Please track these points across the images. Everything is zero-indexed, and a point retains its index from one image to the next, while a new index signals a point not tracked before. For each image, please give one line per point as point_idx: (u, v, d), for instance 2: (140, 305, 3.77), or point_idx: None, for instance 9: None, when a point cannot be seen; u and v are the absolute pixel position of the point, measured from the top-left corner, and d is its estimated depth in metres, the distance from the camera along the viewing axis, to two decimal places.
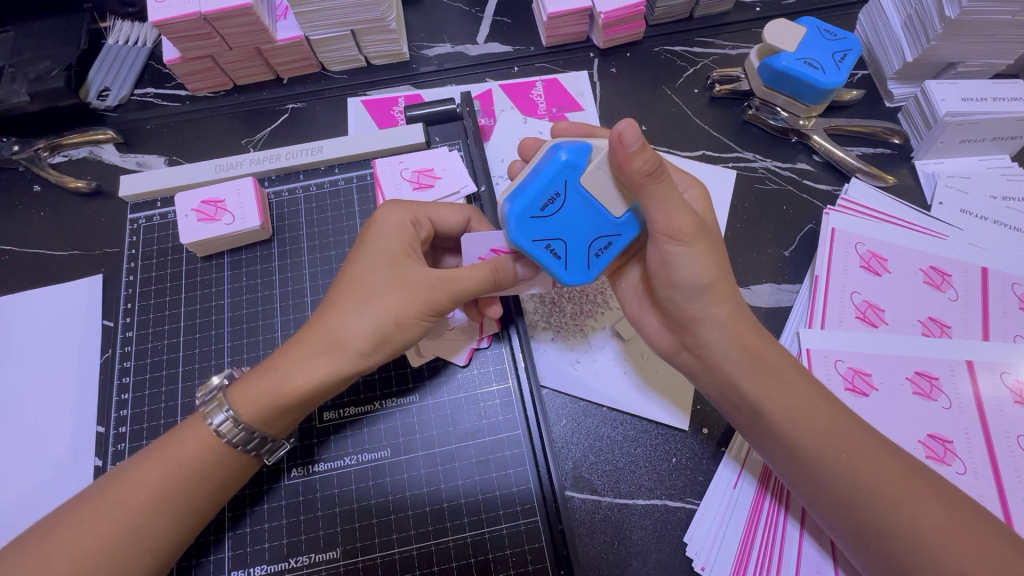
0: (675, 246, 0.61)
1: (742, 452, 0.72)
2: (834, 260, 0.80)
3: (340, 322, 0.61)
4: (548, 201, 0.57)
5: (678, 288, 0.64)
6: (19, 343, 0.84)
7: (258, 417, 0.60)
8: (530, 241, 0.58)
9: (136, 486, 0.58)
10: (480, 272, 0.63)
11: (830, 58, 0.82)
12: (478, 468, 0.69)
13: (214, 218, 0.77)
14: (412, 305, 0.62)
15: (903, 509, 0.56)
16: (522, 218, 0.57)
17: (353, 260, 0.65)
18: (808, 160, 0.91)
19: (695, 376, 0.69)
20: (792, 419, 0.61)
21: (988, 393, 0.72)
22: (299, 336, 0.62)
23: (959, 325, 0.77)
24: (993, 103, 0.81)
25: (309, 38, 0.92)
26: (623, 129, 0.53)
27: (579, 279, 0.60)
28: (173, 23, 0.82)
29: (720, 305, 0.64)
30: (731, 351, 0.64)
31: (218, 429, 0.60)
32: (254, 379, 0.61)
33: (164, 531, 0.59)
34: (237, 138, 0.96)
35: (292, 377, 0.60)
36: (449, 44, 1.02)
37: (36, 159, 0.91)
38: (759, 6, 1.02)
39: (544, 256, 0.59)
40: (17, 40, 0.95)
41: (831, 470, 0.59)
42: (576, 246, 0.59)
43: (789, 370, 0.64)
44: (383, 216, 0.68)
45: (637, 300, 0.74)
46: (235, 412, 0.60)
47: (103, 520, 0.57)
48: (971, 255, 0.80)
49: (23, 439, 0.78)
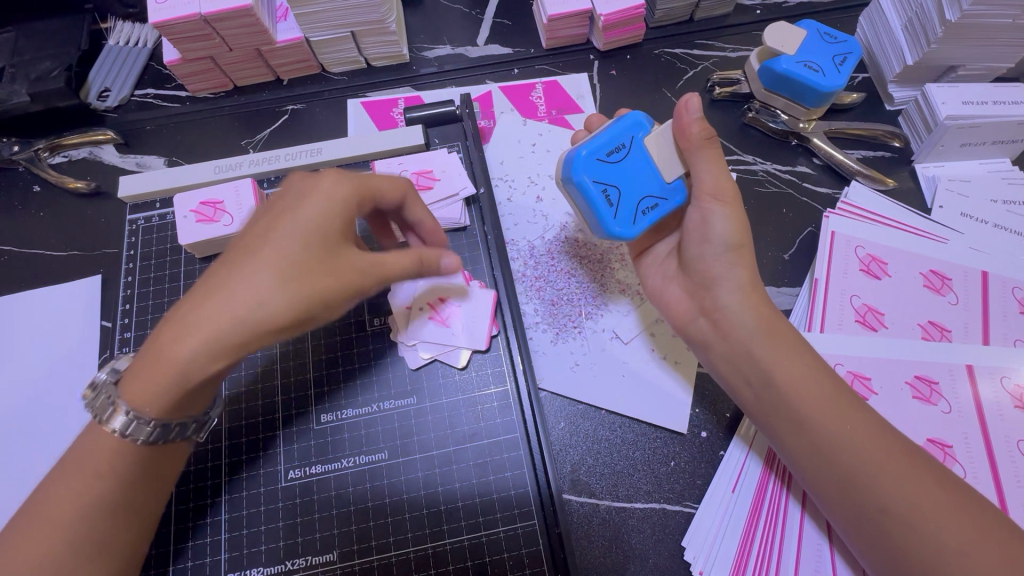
0: (715, 207, 0.66)
1: (750, 434, 0.72)
2: (833, 263, 0.80)
3: (232, 301, 0.52)
4: (615, 150, 0.66)
5: (711, 246, 0.68)
6: (16, 344, 0.83)
7: (146, 401, 0.54)
8: (591, 181, 0.65)
9: (59, 497, 0.55)
10: (406, 258, 0.61)
11: (830, 60, 0.82)
12: (476, 471, 0.69)
13: (213, 219, 0.77)
14: (330, 286, 0.55)
15: (906, 490, 0.57)
16: (588, 160, 0.65)
17: (248, 230, 0.57)
18: (808, 163, 0.91)
19: (709, 346, 0.70)
20: (802, 395, 0.62)
21: (989, 398, 0.72)
22: (182, 309, 0.54)
23: (960, 329, 0.76)
24: (993, 107, 0.81)
25: (309, 40, 0.92)
26: (690, 98, 0.63)
27: (624, 229, 0.66)
28: (173, 25, 0.82)
29: (744, 269, 0.68)
30: (749, 317, 0.67)
31: (122, 431, 0.56)
32: (141, 372, 0.54)
33: (95, 533, 0.55)
34: (237, 139, 0.96)
35: (180, 365, 0.53)
36: (450, 46, 1.02)
37: (35, 160, 0.92)
38: (760, 9, 1.01)
39: (599, 199, 0.66)
40: (18, 42, 0.95)
41: (838, 447, 0.60)
42: (629, 196, 0.67)
43: (800, 349, 0.65)
44: (296, 180, 0.60)
45: (661, 273, 0.76)
46: (128, 407, 0.55)
47: (47, 527, 0.54)
48: (971, 259, 0.80)
49: (20, 439, 0.78)
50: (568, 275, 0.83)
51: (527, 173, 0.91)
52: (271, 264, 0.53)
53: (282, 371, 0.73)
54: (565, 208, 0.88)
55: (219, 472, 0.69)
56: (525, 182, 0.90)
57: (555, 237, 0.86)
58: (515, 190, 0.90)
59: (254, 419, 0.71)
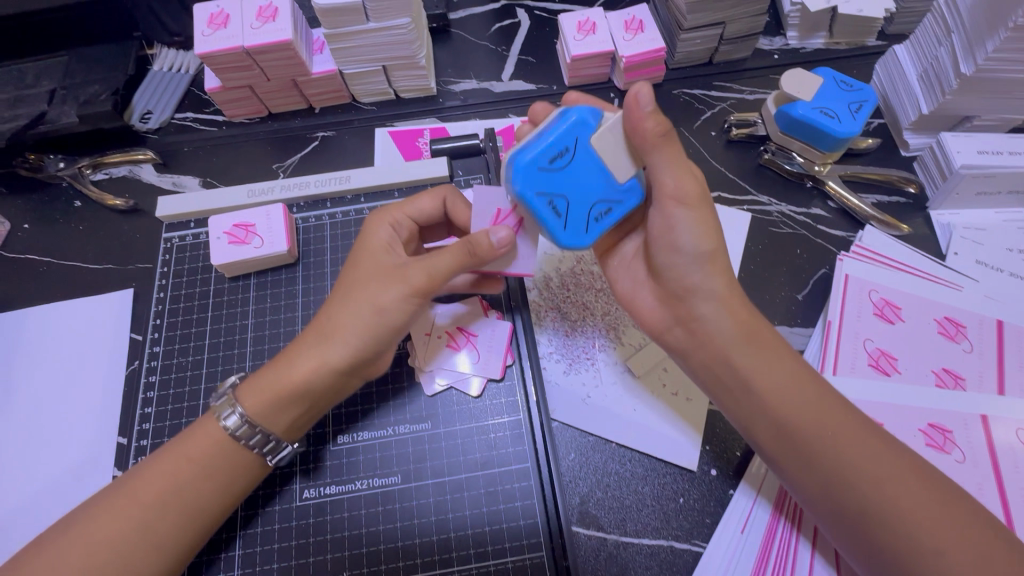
0: (678, 211, 0.63)
1: (760, 474, 0.73)
2: (847, 306, 0.80)
3: (331, 315, 0.65)
4: (559, 155, 0.60)
5: (681, 255, 0.65)
6: (49, 351, 0.87)
7: (259, 409, 0.64)
8: (535, 192, 0.59)
9: (149, 482, 0.61)
10: (455, 249, 0.63)
11: (846, 107, 0.84)
12: (486, 500, 0.70)
13: (244, 241, 0.80)
14: (391, 288, 0.64)
15: (889, 491, 0.58)
16: (530, 169, 0.59)
17: (349, 269, 0.68)
18: (823, 206, 0.92)
19: (687, 354, 0.70)
20: (782, 402, 0.63)
21: (1003, 449, 0.72)
22: (306, 332, 0.66)
23: (975, 377, 0.76)
24: (1009, 157, 0.82)
25: (342, 72, 0.97)
26: (637, 91, 0.57)
27: (577, 241, 0.62)
28: (218, 56, 0.87)
29: (719, 275, 0.66)
30: (728, 323, 0.66)
31: (233, 431, 0.63)
32: (259, 375, 0.65)
33: (168, 524, 0.60)
34: (269, 163, 1.01)
35: (291, 372, 0.64)
36: (475, 81, 1.06)
37: (78, 176, 0.97)
38: (778, 54, 1.04)
39: (547, 212, 0.60)
40: (70, 64, 1.01)
41: (820, 452, 0.61)
42: (577, 205, 0.61)
43: (777, 351, 0.66)
44: (367, 226, 0.71)
45: (632, 276, 0.75)
46: (242, 407, 0.64)
47: (119, 516, 0.59)
48: (985, 307, 0.80)
49: (45, 445, 0.81)
50: (583, 307, 0.85)
51: None
52: (363, 294, 0.64)
53: None
54: None
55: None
56: None
57: (569, 269, 0.88)
58: None
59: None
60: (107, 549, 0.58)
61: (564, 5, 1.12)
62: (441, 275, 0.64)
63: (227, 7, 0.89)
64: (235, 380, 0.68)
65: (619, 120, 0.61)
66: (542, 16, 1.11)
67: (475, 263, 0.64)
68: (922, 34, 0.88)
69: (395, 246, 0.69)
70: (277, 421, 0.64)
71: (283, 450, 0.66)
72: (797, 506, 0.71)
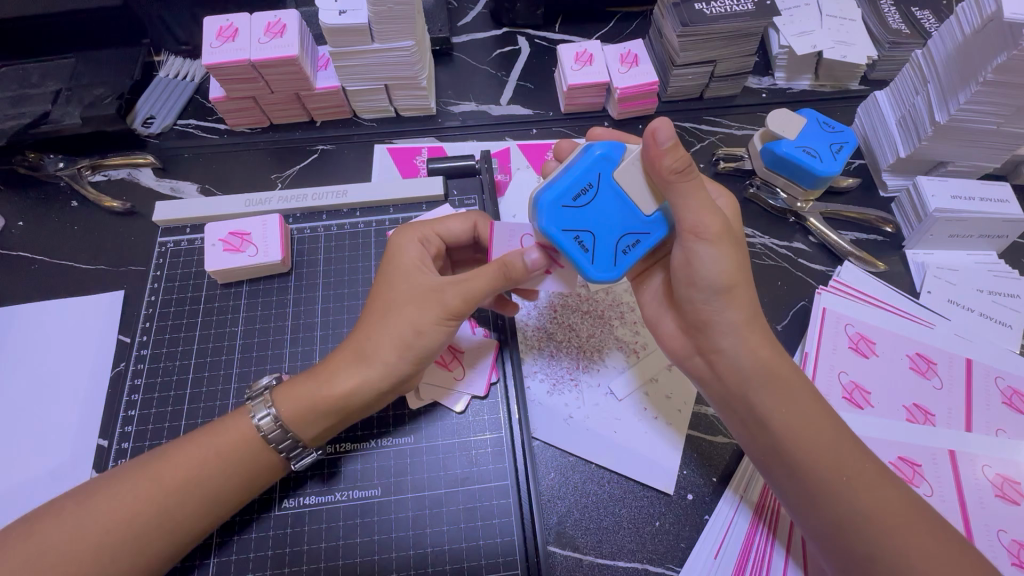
0: (699, 245, 0.63)
1: (740, 491, 0.75)
2: (824, 339, 0.83)
3: (369, 335, 0.66)
4: (582, 189, 0.61)
5: (699, 288, 0.65)
6: (34, 350, 0.87)
7: (293, 416, 0.64)
8: (560, 229, 0.61)
9: (178, 467, 0.62)
10: (488, 271, 0.65)
11: (828, 148, 0.88)
12: (465, 516, 0.71)
13: (238, 249, 0.82)
14: (427, 312, 0.66)
15: (898, 543, 0.57)
16: (554, 207, 0.61)
17: (381, 288, 0.69)
18: (804, 240, 0.95)
19: (705, 382, 0.71)
20: (795, 440, 0.62)
21: (970, 484, 0.74)
22: (343, 347, 0.67)
23: (943, 414, 0.79)
24: (979, 203, 0.86)
25: (345, 89, 1.00)
26: (657, 127, 0.57)
27: (604, 274, 0.63)
28: (224, 67, 0.90)
29: (738, 308, 0.65)
30: (747, 360, 0.65)
31: (263, 432, 0.64)
32: (297, 381, 0.66)
33: (183, 513, 0.61)
34: (267, 172, 1.02)
35: (333, 381, 0.65)
36: (474, 103, 1.10)
37: (77, 177, 0.99)
38: (766, 93, 1.09)
39: (572, 246, 0.62)
40: (77, 67, 1.03)
41: (831, 495, 0.60)
42: (603, 239, 0.62)
43: (796, 390, 0.64)
44: (399, 240, 0.73)
45: (657, 300, 0.76)
46: (277, 408, 0.65)
47: (143, 494, 0.60)
48: (956, 345, 0.83)
49: (23, 444, 0.80)
50: (568, 328, 0.87)
51: None
52: (406, 308, 0.66)
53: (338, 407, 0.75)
54: None
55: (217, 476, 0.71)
56: None
57: (558, 290, 0.90)
58: None
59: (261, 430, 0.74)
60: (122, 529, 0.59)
61: (563, 35, 1.16)
62: (478, 295, 0.66)
63: (237, 21, 0.92)
64: (272, 380, 0.68)
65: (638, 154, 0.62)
66: (542, 45, 1.15)
67: (507, 283, 0.66)
68: (901, 83, 0.92)
69: (425, 265, 0.71)
70: (307, 431, 0.65)
71: (305, 457, 0.67)
72: (769, 534, 0.72)
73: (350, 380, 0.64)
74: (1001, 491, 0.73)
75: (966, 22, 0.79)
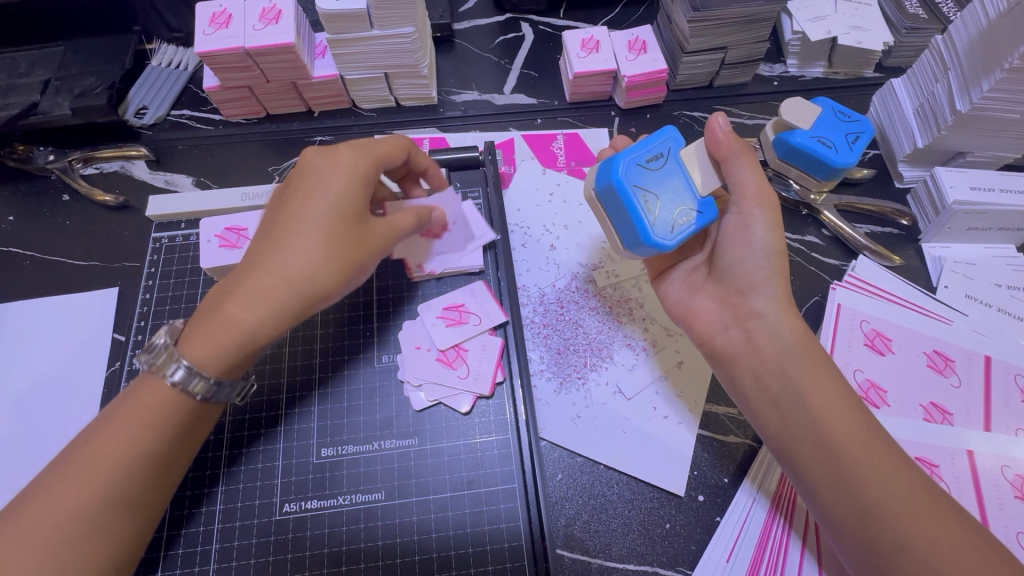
0: (757, 212, 0.68)
1: (753, 492, 0.73)
2: (838, 335, 0.81)
3: (294, 259, 0.59)
4: (655, 157, 0.68)
5: (751, 252, 0.68)
6: (26, 350, 0.84)
7: (211, 358, 0.59)
8: (629, 184, 0.66)
9: (102, 450, 0.56)
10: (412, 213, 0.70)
11: (843, 138, 0.84)
12: (471, 519, 0.69)
13: (235, 245, 0.79)
14: (368, 247, 0.63)
15: (927, 531, 0.55)
16: (628, 164, 0.66)
17: (300, 205, 0.62)
18: (817, 233, 0.93)
19: (736, 360, 0.69)
20: (832, 419, 0.61)
21: (989, 485, 0.72)
22: (245, 273, 0.60)
23: (961, 413, 0.77)
24: (1000, 194, 0.83)
25: (343, 77, 0.96)
26: (719, 115, 0.67)
27: (663, 236, 0.65)
28: (218, 55, 0.86)
29: (781, 278, 0.68)
30: (786, 331, 0.66)
31: (182, 385, 0.59)
32: (200, 326, 0.59)
33: (136, 487, 0.57)
34: (265, 165, 0.99)
35: (240, 315, 0.58)
36: (477, 92, 1.06)
37: (68, 170, 0.95)
38: (778, 81, 1.06)
39: (636, 204, 0.66)
40: (66, 56, 0.99)
41: (862, 476, 0.58)
42: (667, 203, 0.66)
43: (832, 375, 0.64)
44: (315, 157, 0.65)
45: (687, 285, 0.76)
46: (188, 362, 0.58)
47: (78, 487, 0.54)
48: (974, 342, 0.81)
49: (16, 446, 0.78)
50: (576, 324, 0.85)
51: (542, 222, 0.93)
52: (315, 233, 0.60)
53: (319, 412, 0.74)
54: (579, 258, 0.90)
55: (215, 480, 0.70)
56: (539, 230, 0.92)
57: (565, 286, 0.88)
58: (530, 237, 0.92)
59: (254, 429, 0.72)
60: (82, 508, 0.54)
61: (568, 21, 1.13)
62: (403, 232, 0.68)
63: (231, 7, 0.88)
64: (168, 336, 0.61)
65: (703, 144, 0.70)
66: (547, 32, 1.12)
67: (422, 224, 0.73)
68: (919, 69, 0.89)
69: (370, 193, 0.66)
70: (217, 366, 0.59)
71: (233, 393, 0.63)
72: (784, 536, 0.70)
73: (266, 311, 0.59)
74: (1021, 493, 0.71)
75: (991, 6, 0.75)
